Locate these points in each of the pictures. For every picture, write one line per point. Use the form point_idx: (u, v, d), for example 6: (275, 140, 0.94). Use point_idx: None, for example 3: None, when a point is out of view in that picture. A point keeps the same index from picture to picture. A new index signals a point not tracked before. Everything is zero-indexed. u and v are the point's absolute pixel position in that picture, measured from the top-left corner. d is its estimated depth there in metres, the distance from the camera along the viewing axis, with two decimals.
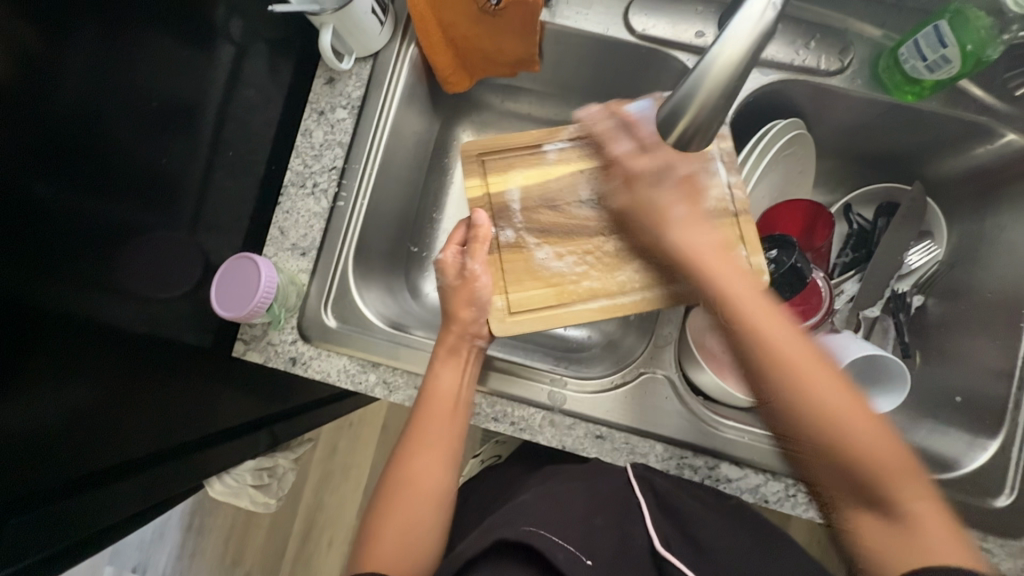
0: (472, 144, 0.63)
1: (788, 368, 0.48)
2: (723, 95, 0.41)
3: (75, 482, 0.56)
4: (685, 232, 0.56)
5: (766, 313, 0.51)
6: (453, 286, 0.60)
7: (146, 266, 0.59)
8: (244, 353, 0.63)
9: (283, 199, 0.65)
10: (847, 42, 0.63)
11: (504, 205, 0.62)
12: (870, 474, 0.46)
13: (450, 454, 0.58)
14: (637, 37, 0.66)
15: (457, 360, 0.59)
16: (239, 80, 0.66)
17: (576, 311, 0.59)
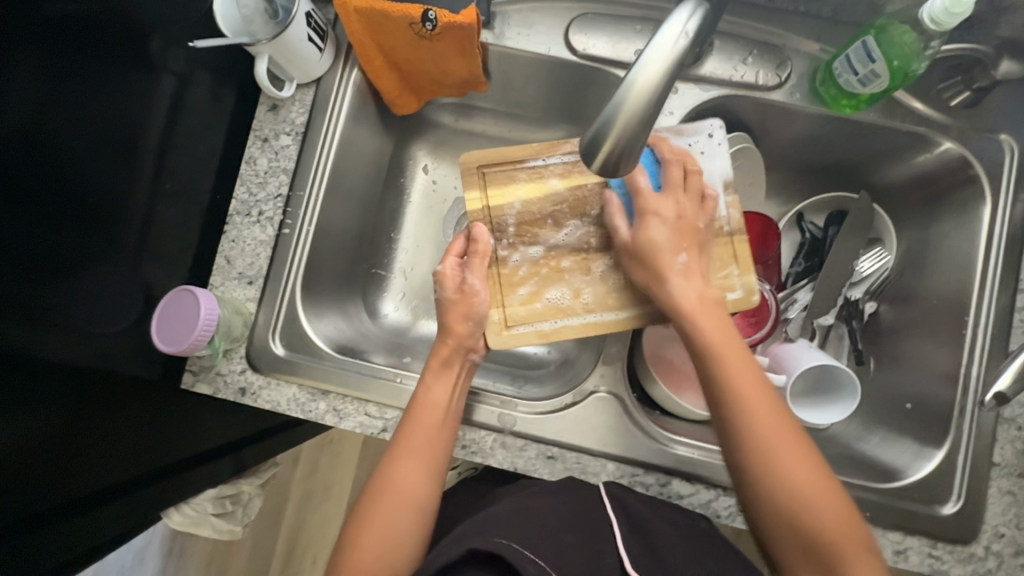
0: (472, 156, 0.62)
1: (763, 449, 0.49)
2: (643, 121, 0.42)
3: (42, 513, 0.56)
4: (682, 288, 0.55)
5: (733, 349, 0.52)
6: (451, 300, 0.60)
7: (88, 301, 0.58)
8: (192, 384, 0.62)
9: (229, 227, 0.64)
10: (784, 57, 0.63)
11: (502, 220, 0.61)
12: (825, 554, 0.46)
13: (435, 468, 0.56)
14: (579, 57, 0.66)
15: (449, 374, 0.59)
16: (181, 109, 0.65)
17: (565, 325, 0.59)
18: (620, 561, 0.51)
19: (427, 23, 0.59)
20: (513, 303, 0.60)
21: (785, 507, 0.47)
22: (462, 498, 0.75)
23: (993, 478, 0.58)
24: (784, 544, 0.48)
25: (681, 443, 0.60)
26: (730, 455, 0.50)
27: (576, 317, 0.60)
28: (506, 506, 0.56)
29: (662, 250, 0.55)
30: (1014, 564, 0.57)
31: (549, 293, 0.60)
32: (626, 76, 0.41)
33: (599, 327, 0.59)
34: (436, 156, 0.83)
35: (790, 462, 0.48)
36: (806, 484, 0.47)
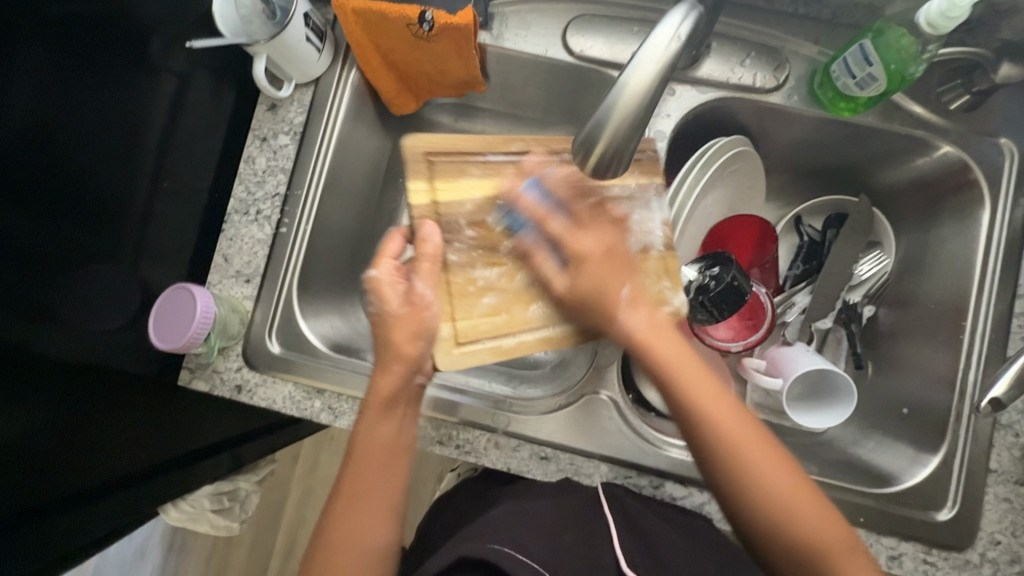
0: (416, 140, 0.58)
1: (743, 466, 0.48)
2: (633, 124, 0.42)
3: (45, 504, 0.57)
4: (635, 318, 0.54)
5: (700, 375, 0.51)
6: (398, 314, 0.54)
7: (87, 298, 0.59)
8: (189, 381, 0.62)
9: (227, 226, 0.65)
10: (782, 60, 0.63)
11: (451, 219, 0.57)
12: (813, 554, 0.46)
13: (395, 510, 0.52)
14: (576, 58, 0.66)
15: (394, 415, 0.54)
16: (182, 108, 0.66)
17: (518, 341, 0.57)
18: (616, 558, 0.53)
19: (424, 25, 0.59)
20: (462, 317, 0.56)
21: (779, 527, 0.47)
22: (457, 498, 0.75)
23: (989, 485, 0.58)
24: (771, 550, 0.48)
25: (675, 446, 0.60)
26: (716, 484, 0.49)
27: (526, 333, 0.58)
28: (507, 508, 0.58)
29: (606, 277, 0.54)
30: (1009, 572, 0.56)
31: (494, 306, 0.58)
32: (621, 74, 0.41)
33: (551, 342, 0.58)
34: None
35: (770, 472, 0.48)
36: (786, 489, 0.47)
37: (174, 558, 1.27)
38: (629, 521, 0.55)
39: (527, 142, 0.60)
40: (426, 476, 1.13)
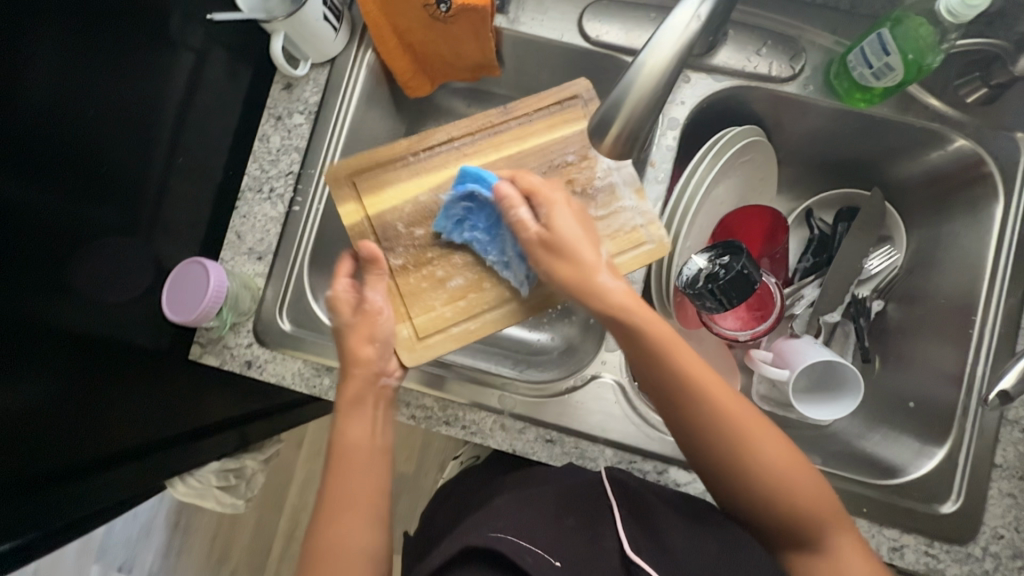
0: (337, 168, 0.60)
1: (735, 438, 0.51)
2: (649, 104, 0.43)
3: (57, 472, 0.58)
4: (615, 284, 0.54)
5: (690, 352, 0.53)
6: (351, 323, 0.57)
7: (103, 271, 0.60)
8: (200, 356, 0.63)
9: (240, 203, 0.65)
10: (799, 49, 0.63)
11: (386, 227, 0.60)
12: (805, 527, 0.50)
13: (376, 512, 0.52)
14: (592, 44, 0.66)
15: (364, 410, 0.56)
16: (199, 85, 0.66)
17: (481, 321, 0.58)
18: (621, 546, 0.52)
19: (441, 5, 0.59)
20: (417, 314, 0.58)
21: (771, 492, 0.50)
22: (461, 481, 0.76)
23: (994, 479, 0.58)
24: (767, 521, 0.51)
25: None
26: (711, 458, 0.51)
27: (489, 312, 0.58)
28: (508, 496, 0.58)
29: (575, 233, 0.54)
30: (1012, 567, 0.56)
31: (458, 290, 0.58)
32: (639, 55, 0.42)
33: (517, 316, 0.58)
34: None
35: (768, 457, 0.51)
36: (777, 457, 0.51)
37: (178, 538, 1.29)
38: (636, 504, 0.55)
39: (447, 133, 0.61)
40: (429, 463, 1.13)
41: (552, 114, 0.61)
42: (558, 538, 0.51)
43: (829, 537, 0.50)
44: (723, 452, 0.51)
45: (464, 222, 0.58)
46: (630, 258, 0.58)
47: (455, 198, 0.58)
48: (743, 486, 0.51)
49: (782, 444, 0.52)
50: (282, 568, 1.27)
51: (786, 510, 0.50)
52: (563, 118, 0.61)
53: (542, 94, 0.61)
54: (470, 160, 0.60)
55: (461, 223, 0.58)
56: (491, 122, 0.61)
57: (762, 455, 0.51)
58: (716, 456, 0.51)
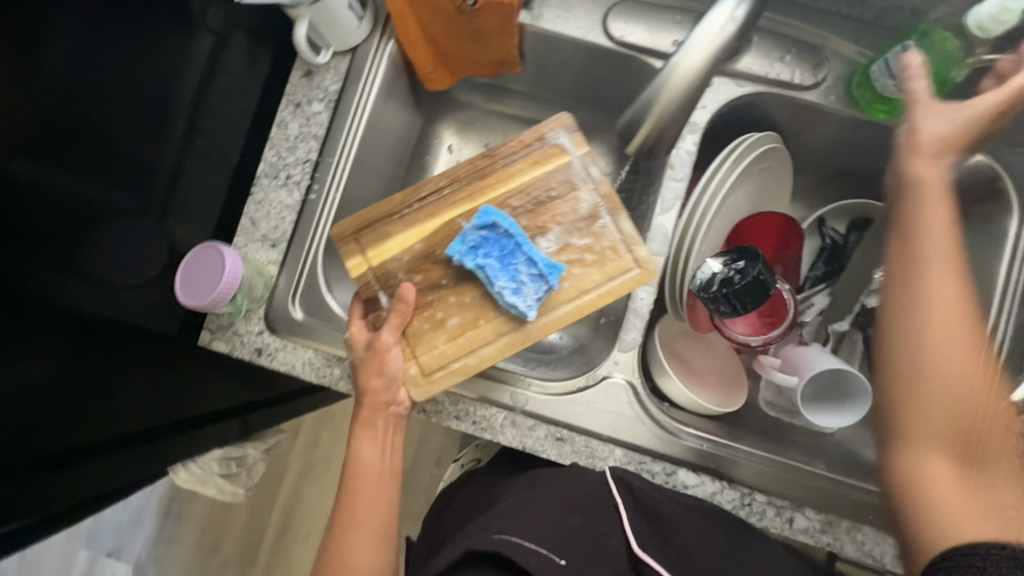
0: (343, 225, 0.60)
1: (938, 334, 0.47)
2: (681, 104, 0.44)
3: (64, 454, 0.57)
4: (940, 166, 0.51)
5: (955, 260, 0.48)
6: (362, 358, 0.56)
7: (114, 251, 0.59)
8: (210, 342, 0.63)
9: (256, 189, 0.65)
10: (822, 58, 0.63)
11: (389, 275, 0.59)
12: (971, 443, 0.44)
13: (385, 533, 0.56)
14: (616, 43, 0.66)
15: (375, 431, 0.57)
16: (217, 69, 0.66)
17: (479, 356, 0.56)
18: (626, 541, 0.55)
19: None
20: (424, 352, 0.57)
21: (947, 394, 0.46)
22: (465, 478, 0.76)
23: None
24: (929, 429, 0.46)
25: (691, 435, 0.61)
26: (903, 335, 0.48)
27: (488, 345, 0.57)
28: (514, 498, 0.58)
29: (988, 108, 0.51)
30: None
31: (456, 328, 0.57)
32: (664, 71, 0.43)
33: (515, 347, 0.56)
34: (463, 136, 0.83)
35: (956, 360, 0.46)
36: (972, 374, 0.46)
37: (170, 524, 1.28)
38: (647, 503, 0.54)
39: (437, 181, 0.60)
40: (426, 459, 1.13)
41: (530, 149, 0.60)
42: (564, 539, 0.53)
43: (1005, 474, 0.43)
44: (920, 335, 0.47)
45: (478, 249, 0.57)
46: (617, 285, 0.57)
47: (474, 225, 0.57)
48: (911, 379, 0.47)
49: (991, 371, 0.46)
50: (274, 560, 1.26)
51: (959, 423, 0.45)
52: (539, 156, 0.60)
53: (531, 132, 0.61)
54: (464, 206, 0.60)
55: (475, 249, 0.57)
56: (476, 168, 0.60)
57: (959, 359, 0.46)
58: (903, 340, 0.48)
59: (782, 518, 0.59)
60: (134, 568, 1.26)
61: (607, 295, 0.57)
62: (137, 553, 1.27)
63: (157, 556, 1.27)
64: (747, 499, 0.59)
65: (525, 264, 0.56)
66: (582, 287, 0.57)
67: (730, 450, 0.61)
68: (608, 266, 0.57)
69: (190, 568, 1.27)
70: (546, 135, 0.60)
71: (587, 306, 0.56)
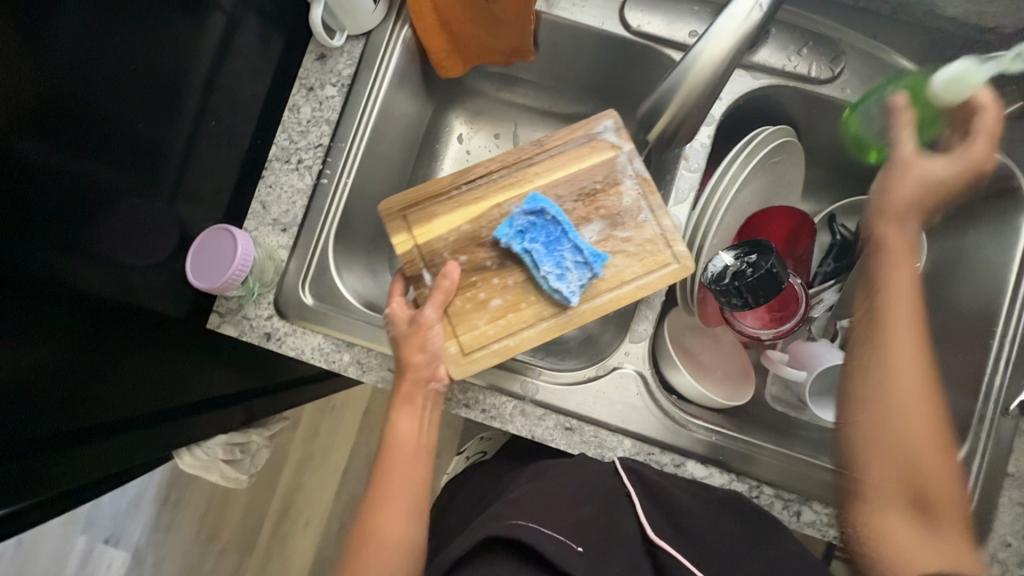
0: (392, 200, 0.60)
1: (888, 397, 0.53)
2: (705, 89, 0.46)
3: (72, 434, 0.57)
4: (910, 227, 0.55)
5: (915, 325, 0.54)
6: (404, 333, 0.57)
7: (124, 232, 0.59)
8: (219, 325, 0.62)
9: (267, 173, 0.64)
10: (839, 52, 0.63)
11: (434, 254, 0.59)
12: (915, 493, 0.51)
13: (418, 507, 0.56)
14: (632, 33, 0.65)
15: (413, 407, 0.57)
16: (229, 50, 0.65)
17: (520, 338, 0.57)
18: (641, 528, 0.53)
19: None
20: (465, 331, 0.57)
21: (896, 448, 0.52)
22: (471, 468, 0.75)
23: (1005, 487, 0.59)
24: (878, 477, 0.52)
25: (700, 427, 0.61)
26: (857, 394, 0.55)
27: (530, 328, 0.57)
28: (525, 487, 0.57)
29: (948, 169, 0.54)
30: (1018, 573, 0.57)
31: (499, 310, 0.57)
32: (683, 61, 0.45)
33: (557, 332, 0.57)
34: (473, 125, 0.82)
35: (909, 419, 0.52)
36: (920, 433, 0.52)
37: (168, 512, 1.28)
38: (656, 489, 0.55)
39: (486, 165, 0.60)
40: None
41: (574, 144, 0.60)
42: (577, 525, 0.51)
43: (941, 521, 0.49)
44: (872, 396, 0.54)
45: (526, 233, 0.57)
46: (653, 279, 0.57)
47: (522, 210, 0.58)
48: (871, 432, 0.53)
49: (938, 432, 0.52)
50: (272, 549, 1.26)
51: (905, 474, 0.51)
52: (585, 149, 0.60)
53: (574, 127, 0.61)
54: (512, 190, 0.59)
55: (523, 234, 0.57)
56: (523, 156, 0.60)
57: (911, 415, 0.52)
58: (860, 399, 0.55)
59: (791, 510, 0.59)
60: (132, 554, 1.26)
61: (645, 287, 0.57)
62: (135, 540, 1.27)
63: (155, 543, 1.27)
64: (755, 491, 0.60)
65: (570, 252, 0.57)
66: (613, 273, 0.57)
67: (740, 443, 0.61)
68: (648, 261, 0.57)
69: (188, 556, 1.26)
70: (595, 128, 0.60)
71: (625, 297, 0.57)
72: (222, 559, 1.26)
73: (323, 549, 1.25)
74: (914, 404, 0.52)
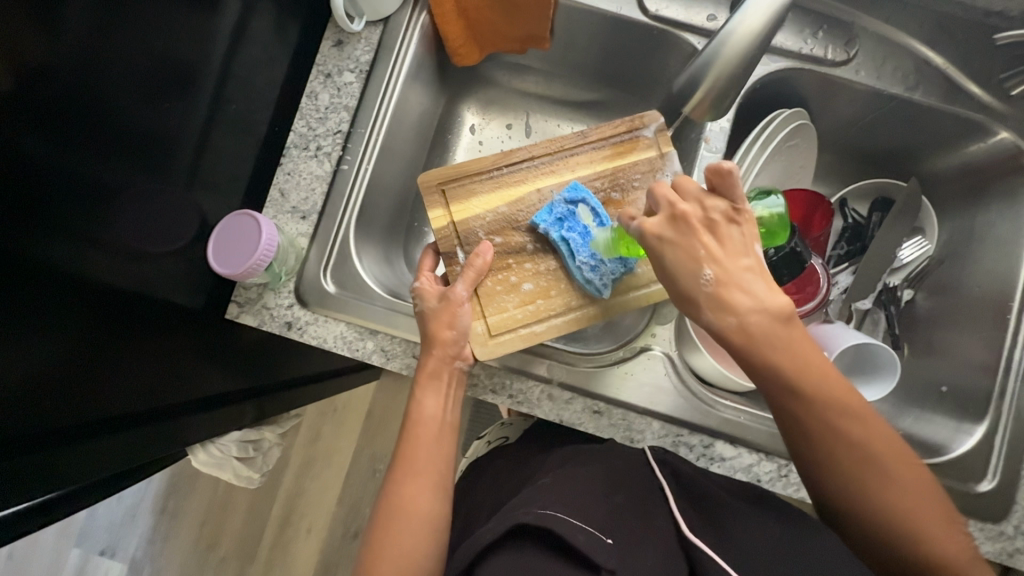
0: (431, 174, 0.61)
1: (832, 457, 0.45)
2: (744, 57, 0.51)
3: (71, 431, 0.53)
4: (731, 322, 0.45)
5: (800, 376, 0.44)
6: (433, 309, 0.56)
7: (143, 219, 0.57)
8: (238, 316, 0.61)
9: (285, 160, 0.64)
10: (853, 35, 0.65)
11: (470, 232, 0.60)
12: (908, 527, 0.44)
13: (441, 482, 0.52)
14: (650, 18, 0.66)
15: (439, 384, 0.55)
16: (246, 35, 0.65)
17: (548, 324, 0.58)
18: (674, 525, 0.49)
19: None
20: (494, 314, 0.58)
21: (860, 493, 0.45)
22: (491, 458, 0.75)
23: None
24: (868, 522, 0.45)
25: (728, 407, 0.61)
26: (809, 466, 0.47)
27: (557, 316, 0.58)
28: (553, 475, 0.55)
29: (696, 214, 0.46)
30: None
31: (529, 294, 0.58)
32: (717, 35, 0.50)
33: (583, 323, 0.58)
34: (486, 115, 0.83)
35: (861, 466, 0.45)
36: (884, 470, 0.44)
37: (165, 522, 1.24)
38: (687, 478, 0.54)
39: (528, 151, 0.61)
40: None
41: (611, 143, 0.61)
42: (608, 518, 0.47)
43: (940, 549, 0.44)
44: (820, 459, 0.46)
45: (565, 221, 0.58)
46: None
47: (563, 198, 0.59)
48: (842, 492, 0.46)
49: (895, 459, 0.45)
50: (274, 558, 1.22)
51: (888, 515, 0.45)
52: (628, 146, 0.61)
53: (612, 121, 0.62)
54: (552, 177, 0.61)
55: (561, 222, 0.58)
56: (566, 144, 0.61)
57: (874, 486, 0.45)
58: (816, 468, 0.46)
59: None
60: (129, 565, 1.22)
61: None
62: (131, 551, 1.23)
63: (152, 553, 1.22)
64: (784, 470, 0.59)
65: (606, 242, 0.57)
66: (645, 271, 0.58)
67: (769, 423, 0.61)
68: None
69: (187, 566, 1.22)
70: (641, 126, 0.61)
71: (657, 295, 0.58)
72: (223, 568, 1.22)
73: (327, 554, 1.22)
74: (860, 475, 0.45)
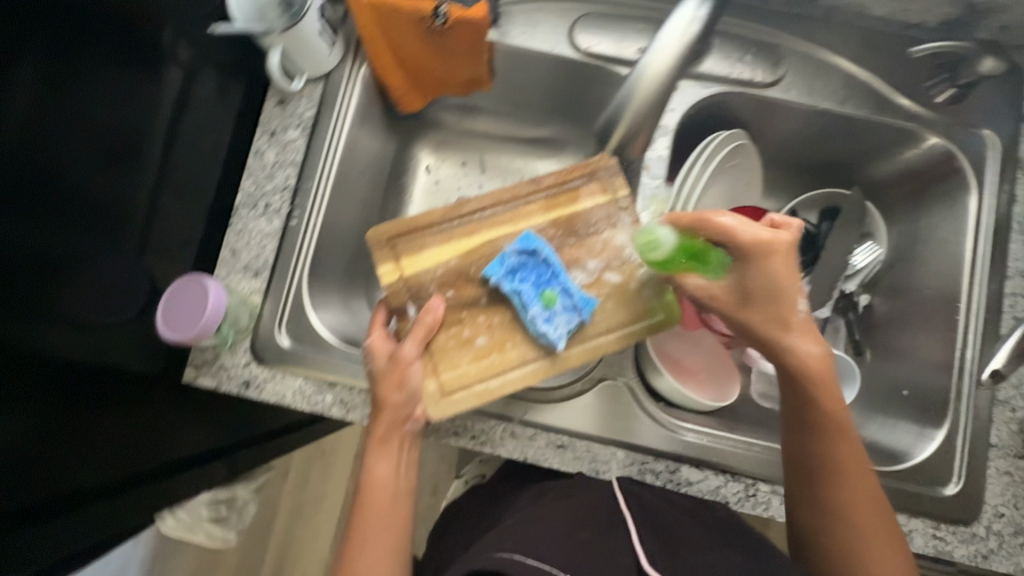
0: (381, 229, 0.61)
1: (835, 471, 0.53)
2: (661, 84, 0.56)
3: (28, 515, 0.53)
4: (810, 347, 0.54)
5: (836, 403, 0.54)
6: (382, 370, 0.56)
7: (92, 292, 0.57)
8: (195, 378, 0.61)
9: (235, 220, 0.64)
10: (780, 57, 0.67)
11: (421, 286, 0.60)
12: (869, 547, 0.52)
13: (396, 543, 0.53)
14: (582, 54, 0.69)
15: (389, 452, 0.55)
16: (189, 102, 0.65)
17: (503, 379, 0.57)
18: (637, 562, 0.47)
19: (438, 18, 0.61)
20: (448, 371, 0.57)
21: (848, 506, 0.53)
22: (467, 497, 0.74)
23: (991, 458, 0.60)
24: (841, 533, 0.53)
25: (690, 430, 0.61)
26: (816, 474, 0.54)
27: (513, 370, 0.57)
28: (517, 518, 0.54)
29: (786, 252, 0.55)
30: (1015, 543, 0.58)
31: (482, 349, 0.58)
32: (631, 72, 0.56)
33: (538, 375, 0.57)
34: (439, 155, 0.84)
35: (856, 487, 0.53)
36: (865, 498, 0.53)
37: None
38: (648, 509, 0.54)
39: (480, 202, 0.62)
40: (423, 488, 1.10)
41: (563, 188, 0.62)
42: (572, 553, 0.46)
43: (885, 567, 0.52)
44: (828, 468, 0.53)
45: (516, 273, 0.58)
46: (641, 325, 0.58)
47: (515, 249, 0.59)
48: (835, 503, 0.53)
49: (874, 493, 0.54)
50: None
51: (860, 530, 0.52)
52: (580, 189, 0.62)
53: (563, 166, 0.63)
54: (506, 227, 0.62)
55: (513, 273, 0.58)
56: (519, 193, 0.62)
57: (862, 505, 0.53)
58: (820, 477, 0.54)
59: None
60: None
61: (630, 330, 0.58)
62: None
63: None
64: (752, 490, 0.60)
65: (559, 296, 0.58)
66: (597, 317, 0.59)
67: (730, 442, 0.61)
68: (633, 304, 0.59)
69: None
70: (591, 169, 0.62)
71: (609, 344, 0.58)
72: None
73: None
74: (856, 493, 0.53)
